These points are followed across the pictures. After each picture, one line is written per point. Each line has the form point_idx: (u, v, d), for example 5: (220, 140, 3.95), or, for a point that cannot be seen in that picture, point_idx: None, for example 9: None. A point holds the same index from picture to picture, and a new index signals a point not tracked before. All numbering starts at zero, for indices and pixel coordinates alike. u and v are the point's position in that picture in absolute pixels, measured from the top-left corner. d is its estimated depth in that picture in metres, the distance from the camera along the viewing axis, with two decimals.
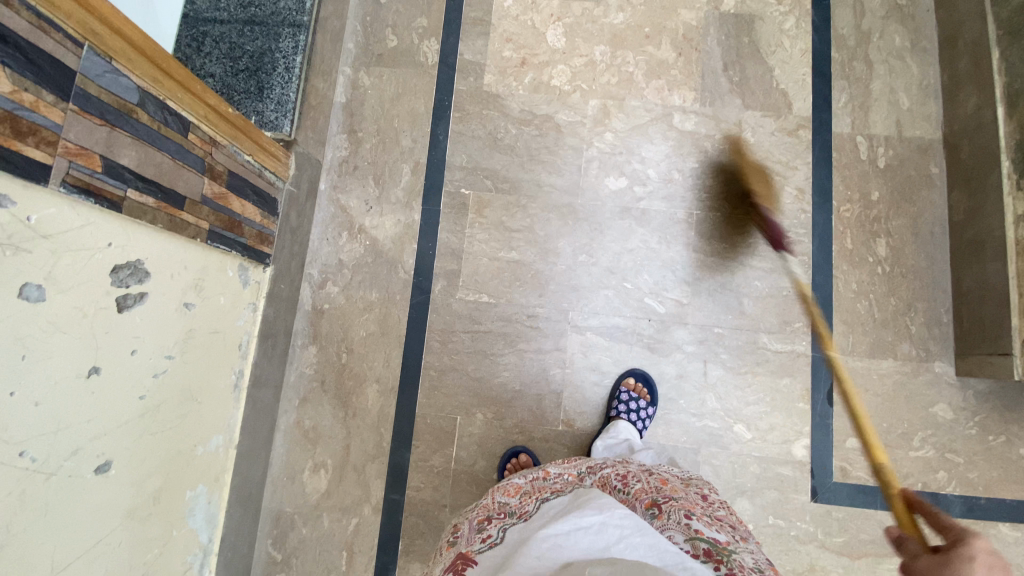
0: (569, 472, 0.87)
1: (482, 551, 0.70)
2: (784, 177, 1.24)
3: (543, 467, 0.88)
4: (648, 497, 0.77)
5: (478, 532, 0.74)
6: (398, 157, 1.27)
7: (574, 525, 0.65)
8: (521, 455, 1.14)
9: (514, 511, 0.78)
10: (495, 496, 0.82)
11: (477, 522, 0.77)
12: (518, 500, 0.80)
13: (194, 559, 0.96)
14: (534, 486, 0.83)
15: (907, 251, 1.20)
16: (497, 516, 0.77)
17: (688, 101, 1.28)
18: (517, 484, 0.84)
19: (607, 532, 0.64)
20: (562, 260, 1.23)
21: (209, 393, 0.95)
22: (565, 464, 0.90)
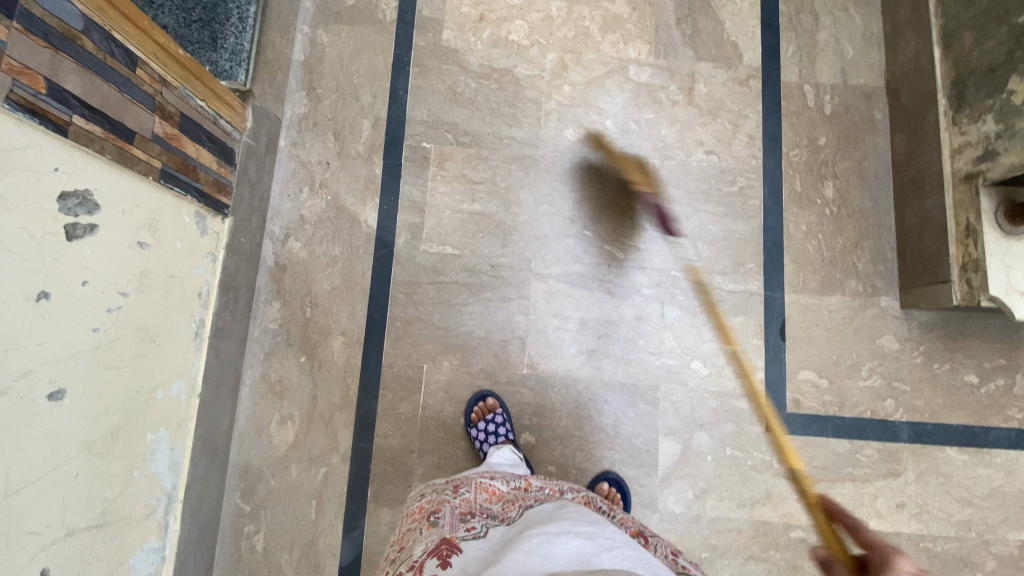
0: (551, 487, 0.91)
1: (466, 538, 0.71)
2: (735, 125, 1.28)
3: (527, 478, 0.94)
4: (633, 526, 0.82)
5: (461, 522, 0.76)
6: (358, 112, 1.28)
7: (565, 529, 0.67)
8: (488, 399, 1.17)
9: (496, 515, 0.81)
10: (478, 495, 0.86)
11: (459, 512, 0.79)
12: (500, 508, 0.84)
13: (158, 504, 0.95)
14: (516, 495, 0.88)
15: (853, 193, 1.25)
16: (480, 514, 0.80)
17: (642, 53, 1.31)
18: (498, 489, 0.89)
19: (598, 540, 0.66)
20: (525, 211, 1.25)
21: (168, 338, 0.95)
22: (549, 480, 0.94)
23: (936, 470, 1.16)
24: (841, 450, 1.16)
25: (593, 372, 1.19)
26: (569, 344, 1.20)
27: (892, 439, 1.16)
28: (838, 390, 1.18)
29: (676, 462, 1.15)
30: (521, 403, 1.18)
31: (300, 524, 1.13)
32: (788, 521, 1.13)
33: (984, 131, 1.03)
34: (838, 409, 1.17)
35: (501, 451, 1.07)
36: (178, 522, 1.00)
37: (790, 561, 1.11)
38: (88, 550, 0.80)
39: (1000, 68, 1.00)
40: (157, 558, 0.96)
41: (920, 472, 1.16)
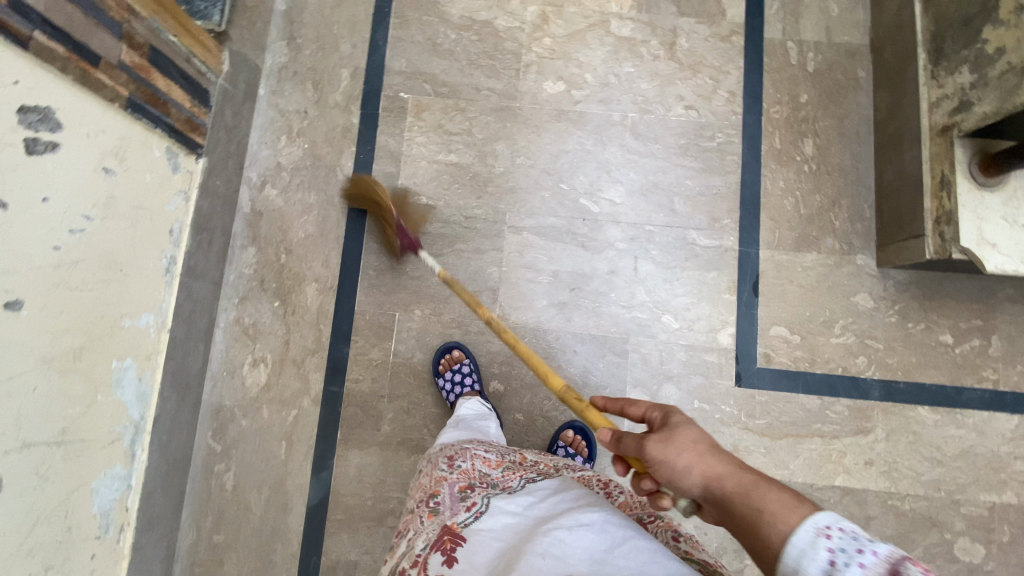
0: (547, 462, 0.88)
1: (467, 522, 0.70)
2: (716, 81, 1.27)
3: (521, 452, 0.92)
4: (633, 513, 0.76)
5: (462, 501, 0.75)
6: (338, 62, 1.28)
7: (577, 522, 0.65)
8: (455, 351, 1.17)
9: (496, 483, 0.80)
10: (476, 464, 0.85)
11: (459, 489, 0.78)
12: (500, 474, 0.82)
13: (124, 432, 0.97)
14: (513, 464, 0.86)
15: (833, 151, 1.24)
16: (480, 485, 0.78)
17: (625, 8, 1.30)
18: (491, 458, 0.88)
19: (610, 533, 0.64)
20: (501, 163, 1.25)
21: (135, 269, 0.96)
22: (544, 455, 0.91)
23: (907, 429, 1.15)
24: (810, 406, 1.15)
25: (563, 324, 1.19)
26: (541, 295, 1.21)
27: (863, 396, 1.16)
28: (810, 346, 1.17)
29: None
30: (491, 352, 1.19)
31: (269, 464, 1.14)
32: None
33: (960, 82, 1.02)
34: (809, 364, 1.17)
35: (469, 402, 1.08)
36: (145, 454, 1.01)
37: None
38: (47, 464, 0.81)
39: (974, 19, 0.98)
40: (124, 486, 0.98)
41: (890, 429, 1.15)
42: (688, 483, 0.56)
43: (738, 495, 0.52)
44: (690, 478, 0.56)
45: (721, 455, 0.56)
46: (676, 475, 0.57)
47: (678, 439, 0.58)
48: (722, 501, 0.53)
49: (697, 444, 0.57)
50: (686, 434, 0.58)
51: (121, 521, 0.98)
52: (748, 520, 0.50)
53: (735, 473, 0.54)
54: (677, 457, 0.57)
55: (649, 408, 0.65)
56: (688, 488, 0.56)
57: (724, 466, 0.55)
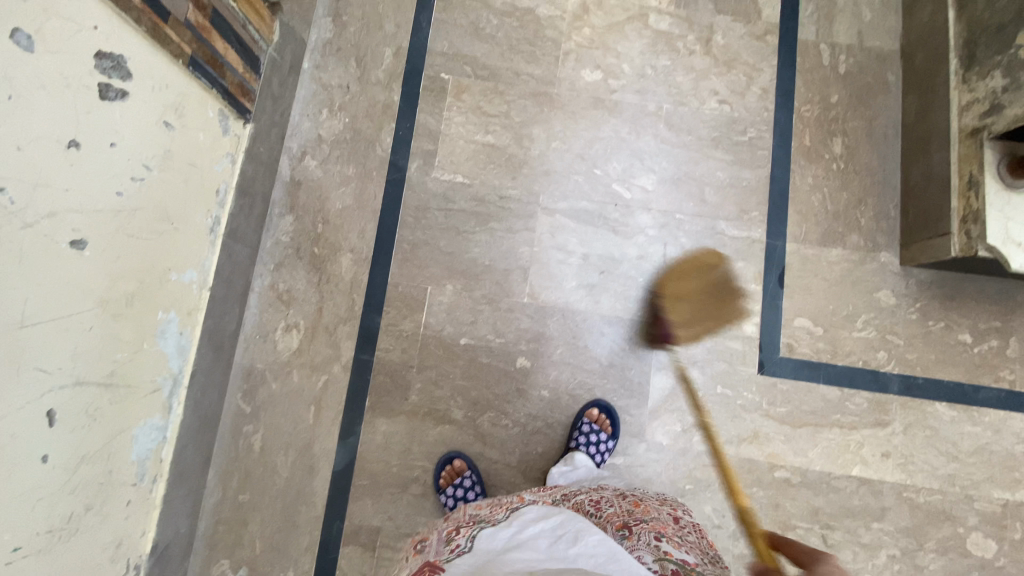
0: (545, 498, 0.87)
1: (450, 558, 0.67)
2: (750, 77, 1.30)
3: (520, 493, 0.86)
4: (619, 519, 0.79)
5: (448, 543, 0.71)
6: (381, 41, 1.31)
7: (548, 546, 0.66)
8: (456, 461, 1.14)
9: (483, 520, 0.75)
10: (467, 509, 0.80)
11: (444, 533, 0.73)
12: (489, 511, 0.78)
13: (164, 384, 0.99)
14: (506, 501, 0.82)
15: (861, 151, 1.27)
16: (467, 525, 0.74)
17: (663, 3, 1.33)
18: (487, 503, 0.81)
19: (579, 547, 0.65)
20: (536, 146, 1.28)
21: (184, 224, 0.98)
22: (541, 492, 0.89)
23: (924, 423, 1.17)
24: (830, 396, 1.18)
25: (592, 306, 1.21)
26: (570, 277, 1.23)
27: (882, 390, 1.18)
28: (832, 339, 1.20)
29: (667, 396, 1.17)
30: (519, 329, 1.21)
31: (297, 427, 1.16)
32: (772, 460, 1.15)
33: (992, 86, 1.05)
34: (831, 356, 1.19)
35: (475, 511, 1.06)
36: (180, 408, 1.03)
37: (772, 498, 1.14)
38: (94, 405, 0.83)
39: (1009, 25, 1.02)
40: (159, 436, 0.99)
41: (908, 423, 1.17)
42: None
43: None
44: None
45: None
46: None
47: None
48: None
49: None
50: None
51: (154, 471, 0.99)
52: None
53: None
54: None
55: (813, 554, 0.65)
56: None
57: None
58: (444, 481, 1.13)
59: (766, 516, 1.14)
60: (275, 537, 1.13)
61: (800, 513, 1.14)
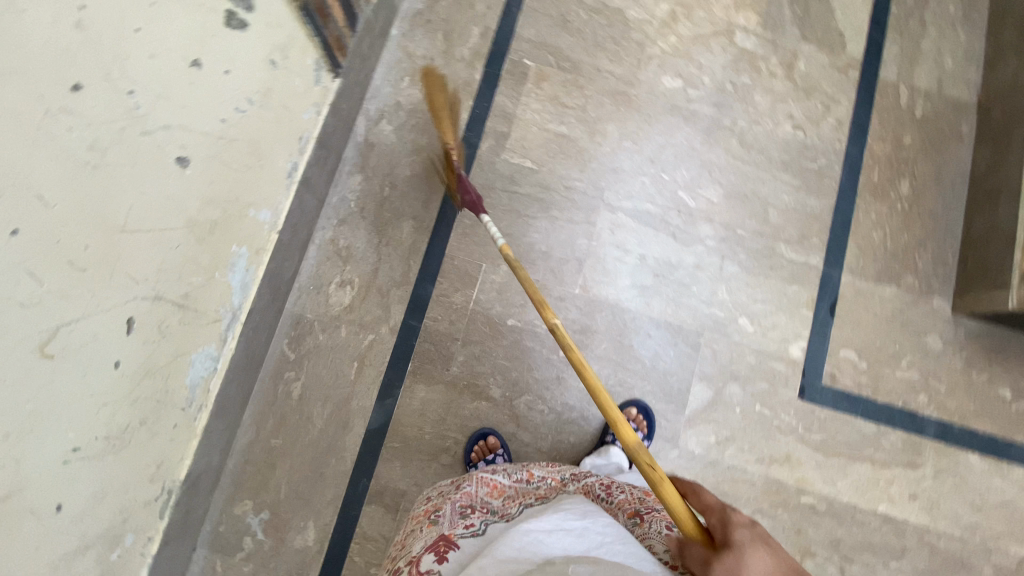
0: (553, 476, 0.86)
1: (463, 535, 0.68)
2: (826, 107, 1.31)
3: (527, 467, 0.87)
4: (631, 507, 0.78)
5: (461, 518, 0.73)
6: (471, 19, 1.34)
7: (556, 525, 0.65)
8: (490, 438, 1.15)
9: (496, 511, 0.77)
10: (478, 488, 0.81)
11: (458, 506, 0.76)
12: (501, 502, 0.79)
13: (224, 315, 0.99)
14: (518, 489, 0.82)
15: (927, 195, 1.28)
16: (480, 508, 0.76)
17: (751, 23, 1.35)
18: (499, 483, 0.82)
19: (588, 537, 0.64)
20: (607, 143, 1.29)
21: (268, 163, 1.00)
22: (550, 468, 0.88)
23: (955, 471, 1.17)
24: (866, 431, 1.18)
25: (642, 307, 1.22)
26: (624, 276, 1.23)
27: (918, 432, 1.18)
28: (875, 374, 1.20)
29: (705, 405, 1.18)
30: (567, 319, 1.22)
31: (338, 381, 1.17)
32: (800, 484, 1.16)
33: None
34: (871, 392, 1.20)
35: None
36: (234, 342, 1.03)
37: (795, 522, 1.14)
38: (165, 323, 0.84)
39: None
40: (211, 366, 0.99)
41: (939, 469, 1.17)
42: None
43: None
44: None
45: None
46: None
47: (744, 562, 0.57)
48: None
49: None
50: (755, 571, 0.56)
51: (200, 400, 0.99)
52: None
53: None
54: None
55: (711, 513, 0.64)
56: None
57: None
58: (475, 455, 1.14)
59: (788, 539, 1.14)
60: (301, 487, 1.13)
61: (820, 540, 1.14)
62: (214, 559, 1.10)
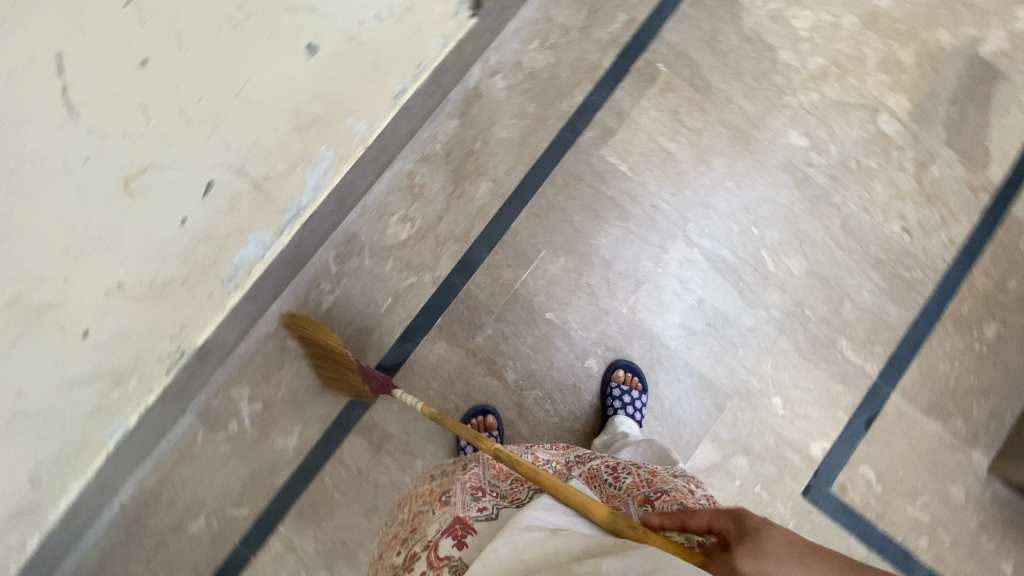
0: (559, 460, 0.85)
1: (478, 517, 0.65)
2: (943, 222, 1.23)
3: (533, 449, 0.85)
4: (640, 493, 0.75)
5: (475, 498, 0.69)
6: (621, 4, 1.27)
7: (568, 514, 0.64)
8: (488, 416, 1.14)
9: (505, 494, 0.73)
10: (485, 471, 0.77)
11: (469, 484, 0.71)
12: (508, 486, 0.75)
13: (289, 209, 0.98)
14: (525, 475, 0.79)
15: (1009, 347, 1.20)
16: (490, 491, 0.72)
17: (901, 108, 1.26)
18: (506, 468, 0.80)
19: (601, 525, 0.62)
20: (709, 176, 1.23)
21: (382, 78, 0.96)
22: (555, 451, 0.87)
23: None
24: (855, 552, 1.14)
25: (682, 349, 1.18)
26: (676, 312, 1.19)
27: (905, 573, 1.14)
28: (885, 501, 1.15)
29: (708, 466, 1.15)
30: (605, 334, 1.18)
31: (367, 309, 1.17)
32: None
33: None
34: (875, 517, 1.15)
35: None
36: (288, 238, 1.01)
37: None
38: (238, 197, 0.83)
39: None
40: (260, 252, 0.98)
41: None
42: None
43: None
44: None
45: (799, 547, 0.60)
46: None
47: (773, 555, 0.59)
48: None
49: (793, 543, 0.60)
50: (786, 541, 0.60)
51: (239, 280, 0.99)
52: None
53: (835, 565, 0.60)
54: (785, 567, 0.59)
55: (715, 522, 0.64)
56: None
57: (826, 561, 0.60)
58: (469, 428, 1.13)
59: None
60: (299, 394, 1.14)
61: None
62: (197, 430, 1.11)
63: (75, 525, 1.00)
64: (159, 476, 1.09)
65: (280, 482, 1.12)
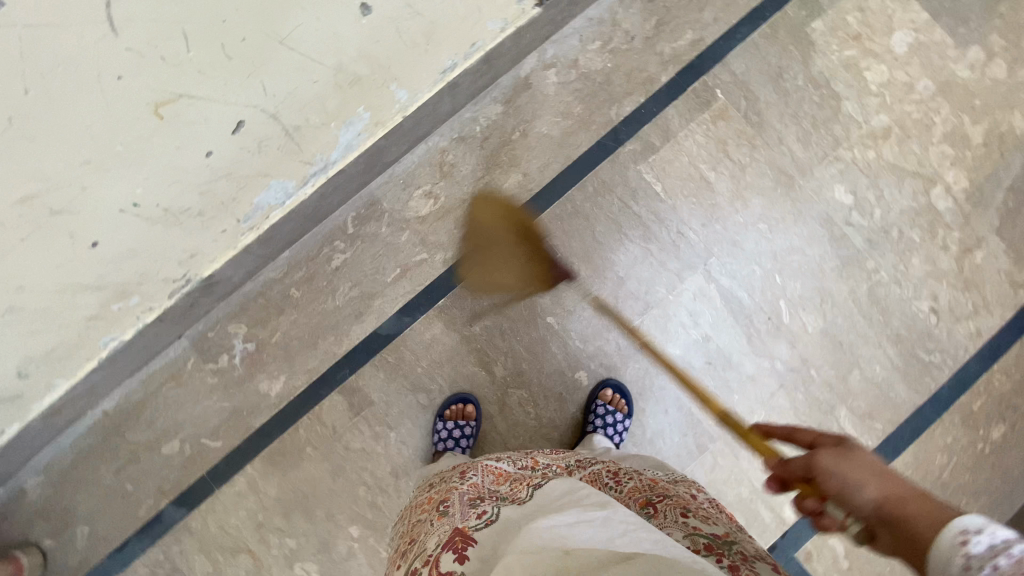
0: (558, 463, 0.86)
1: (479, 527, 0.66)
2: (975, 311, 1.18)
3: (533, 456, 0.88)
4: (642, 496, 0.77)
5: (473, 507, 0.71)
6: (691, 22, 1.23)
7: (578, 518, 0.62)
8: (468, 405, 1.13)
9: (504, 496, 0.74)
10: (484, 478, 0.79)
11: (467, 497, 0.74)
12: (507, 487, 0.77)
13: (317, 162, 0.98)
14: (523, 475, 0.81)
15: (1013, 453, 1.15)
16: (489, 497, 0.74)
17: (958, 185, 1.20)
18: (504, 472, 0.82)
19: (611, 527, 0.60)
20: (743, 214, 1.19)
21: (433, 51, 0.95)
22: (556, 457, 0.89)
23: None
24: None
25: (677, 382, 1.16)
26: (679, 344, 1.17)
27: None
28: None
29: None
30: (603, 350, 1.17)
31: (375, 275, 1.17)
32: None
33: None
34: None
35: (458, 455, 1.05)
36: (311, 190, 1.02)
37: None
38: (267, 141, 0.83)
39: None
40: (281, 199, 0.99)
41: None
42: (856, 501, 0.52)
43: (915, 517, 0.47)
44: (864, 496, 0.51)
45: (898, 481, 0.52)
46: (851, 495, 0.52)
47: (852, 459, 0.54)
48: (898, 522, 0.48)
49: (872, 465, 0.53)
50: (864, 454, 0.54)
51: (256, 222, 0.99)
52: (922, 533, 0.45)
53: (917, 497, 0.49)
54: (850, 472, 0.53)
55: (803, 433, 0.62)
56: (860, 509, 0.52)
57: (907, 489, 0.50)
58: (447, 413, 1.13)
59: None
60: (291, 344, 1.15)
61: None
62: (188, 357, 1.13)
63: (58, 421, 1.03)
64: (145, 393, 1.12)
65: (257, 424, 1.14)
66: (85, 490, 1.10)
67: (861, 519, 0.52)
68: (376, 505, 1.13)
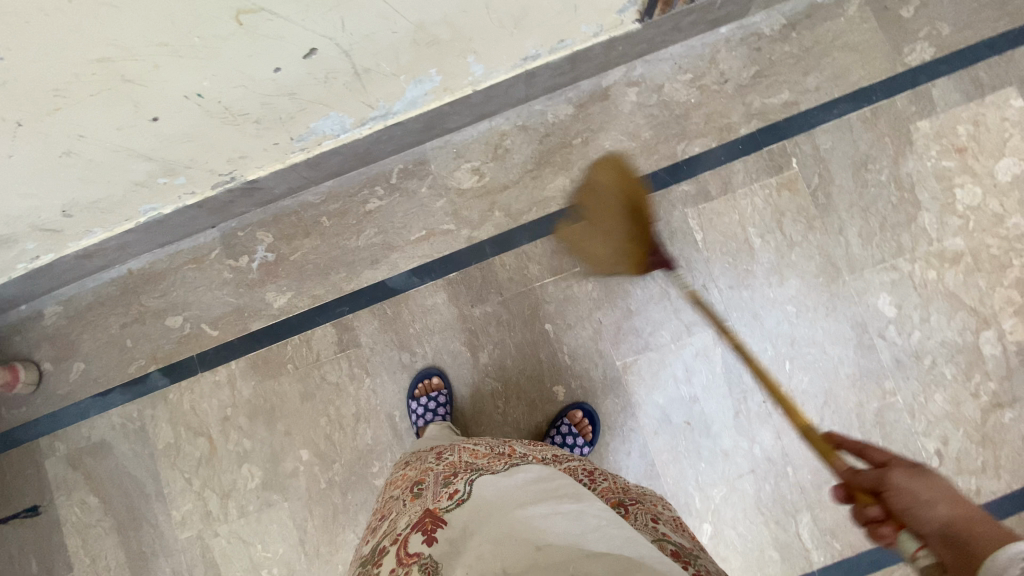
0: (535, 454, 0.84)
1: (449, 508, 0.67)
2: (982, 469, 1.09)
3: (511, 444, 0.87)
4: (613, 496, 0.77)
5: (445, 488, 0.72)
6: (791, 83, 1.18)
7: (552, 511, 0.62)
8: (433, 377, 1.16)
9: (479, 467, 0.77)
10: (462, 457, 0.82)
11: (443, 476, 0.77)
12: (484, 461, 0.80)
13: (379, 108, 1.01)
14: (501, 453, 0.83)
15: None
16: (463, 472, 0.76)
17: (1012, 335, 1.11)
18: (479, 450, 0.84)
19: (582, 522, 0.60)
20: (775, 288, 1.15)
21: (519, 36, 0.96)
22: (533, 449, 0.87)
23: None
24: None
25: (649, 430, 1.14)
26: (664, 394, 1.15)
27: None
28: None
29: None
30: (588, 374, 1.16)
31: (401, 229, 1.20)
32: None
33: None
34: None
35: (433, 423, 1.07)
36: (365, 132, 1.06)
37: None
38: (334, 75, 0.87)
39: None
40: (336, 131, 1.03)
41: None
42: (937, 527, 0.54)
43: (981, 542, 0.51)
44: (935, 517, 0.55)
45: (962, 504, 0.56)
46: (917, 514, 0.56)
47: (921, 481, 0.58)
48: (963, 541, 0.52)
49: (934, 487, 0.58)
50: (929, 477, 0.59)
51: (308, 145, 1.04)
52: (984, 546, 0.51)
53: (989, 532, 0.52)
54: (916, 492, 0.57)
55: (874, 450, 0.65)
56: (927, 519, 0.55)
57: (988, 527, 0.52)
58: (417, 391, 1.16)
59: None
60: (306, 267, 1.21)
61: None
62: (214, 247, 1.21)
63: (89, 262, 1.13)
64: (168, 266, 1.21)
65: (252, 327, 1.21)
66: (91, 332, 1.21)
67: (926, 537, 0.55)
68: (330, 438, 1.17)
